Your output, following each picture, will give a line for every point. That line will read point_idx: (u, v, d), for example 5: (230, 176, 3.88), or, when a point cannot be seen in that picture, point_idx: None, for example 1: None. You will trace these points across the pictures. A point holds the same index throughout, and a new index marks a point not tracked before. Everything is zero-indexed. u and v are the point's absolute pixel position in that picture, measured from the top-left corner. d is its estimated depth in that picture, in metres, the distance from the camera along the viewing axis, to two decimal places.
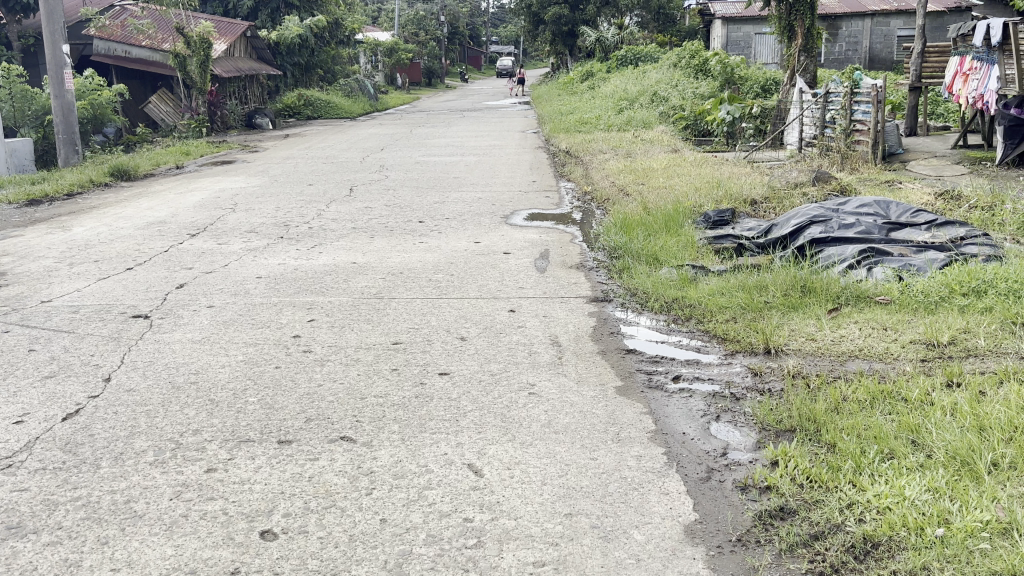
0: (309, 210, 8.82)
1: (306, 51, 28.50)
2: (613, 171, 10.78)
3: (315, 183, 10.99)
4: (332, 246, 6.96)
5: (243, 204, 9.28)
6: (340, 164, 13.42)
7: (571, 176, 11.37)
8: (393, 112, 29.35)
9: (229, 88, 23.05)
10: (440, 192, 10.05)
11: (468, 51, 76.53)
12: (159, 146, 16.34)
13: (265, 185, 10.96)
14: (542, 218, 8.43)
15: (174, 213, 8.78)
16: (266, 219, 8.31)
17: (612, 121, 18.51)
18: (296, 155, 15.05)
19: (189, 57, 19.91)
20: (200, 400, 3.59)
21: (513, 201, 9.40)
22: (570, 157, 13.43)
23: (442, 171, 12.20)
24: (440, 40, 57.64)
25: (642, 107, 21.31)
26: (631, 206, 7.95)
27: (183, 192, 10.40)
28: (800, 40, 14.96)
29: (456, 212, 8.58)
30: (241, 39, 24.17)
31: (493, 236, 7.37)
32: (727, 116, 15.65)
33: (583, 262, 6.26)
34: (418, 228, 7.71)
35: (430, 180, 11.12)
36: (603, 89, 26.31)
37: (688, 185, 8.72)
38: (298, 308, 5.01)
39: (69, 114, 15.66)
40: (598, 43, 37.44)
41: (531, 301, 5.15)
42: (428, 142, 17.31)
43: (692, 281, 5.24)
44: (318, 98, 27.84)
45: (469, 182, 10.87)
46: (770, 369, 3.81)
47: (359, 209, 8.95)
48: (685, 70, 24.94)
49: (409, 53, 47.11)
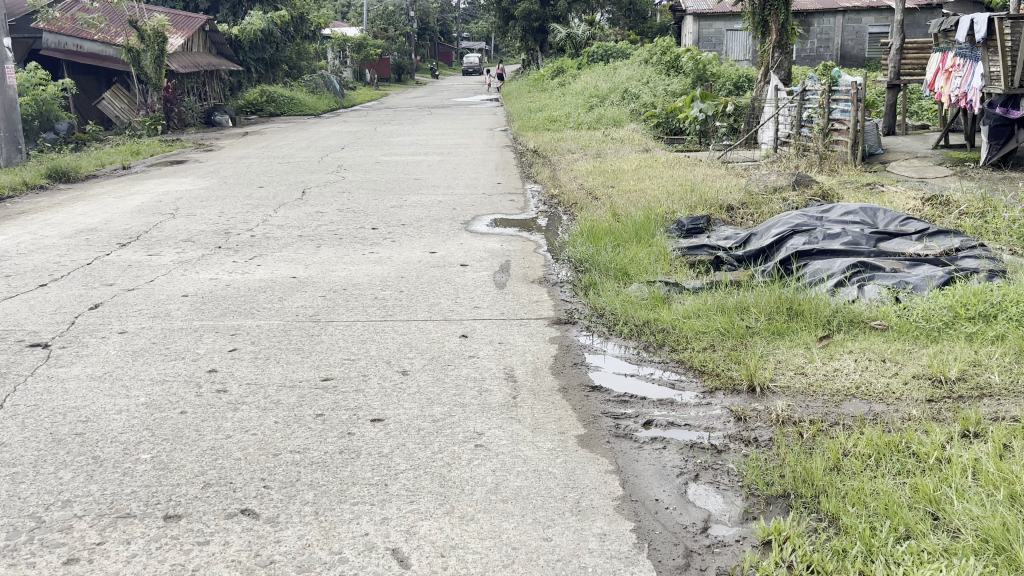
0: (255, 215, 8.19)
1: (270, 45, 27.76)
2: (582, 172, 10.27)
3: (267, 186, 10.36)
4: (273, 258, 6.36)
5: (184, 209, 8.64)
6: (296, 164, 12.78)
7: (538, 177, 10.84)
8: (359, 109, 28.67)
9: (188, 84, 22.24)
10: (398, 195, 9.47)
11: (439, 47, 75.85)
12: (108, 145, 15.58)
13: (213, 187, 10.30)
14: (505, 224, 7.90)
15: (108, 219, 8.10)
16: (207, 226, 7.69)
17: (582, 119, 18.02)
18: (252, 155, 14.36)
19: (144, 52, 19.15)
20: (81, 459, 3.00)
21: (475, 205, 8.85)
22: (538, 157, 12.91)
23: (403, 172, 11.62)
24: (409, 35, 56.90)
25: (613, 104, 20.85)
26: (600, 211, 7.44)
27: (124, 195, 9.70)
28: (774, 36, 14.54)
29: (412, 218, 8.01)
30: (199, 32, 23.34)
31: (450, 244, 6.81)
32: (700, 114, 15.20)
33: (547, 276, 5.72)
34: (371, 237, 7.14)
35: (390, 182, 10.54)
36: (574, 86, 25.84)
37: (661, 189, 8.22)
38: (221, 335, 4.42)
39: (10, 111, 14.84)
40: (569, 39, 37.03)
41: (486, 324, 4.60)
42: (392, 140, 16.69)
43: (665, 300, 4.72)
44: (281, 95, 27.06)
45: (430, 184, 10.31)
46: (756, 413, 3.30)
47: (309, 214, 8.35)
48: (657, 66, 24.53)
49: (377, 49, 46.32)
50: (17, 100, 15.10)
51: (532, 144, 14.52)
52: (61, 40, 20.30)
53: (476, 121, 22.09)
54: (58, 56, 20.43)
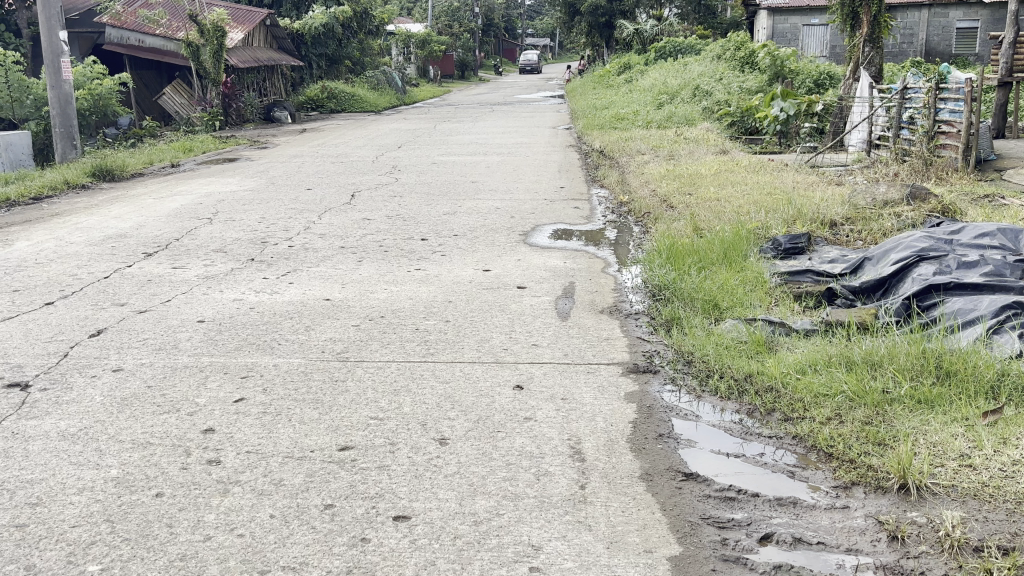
0: (297, 222, 7.52)
1: (331, 41, 27.55)
2: (655, 176, 9.38)
3: (315, 188, 9.73)
4: (308, 274, 5.65)
5: (224, 213, 8.03)
6: (349, 164, 12.15)
7: (605, 181, 9.96)
8: (421, 106, 28.16)
9: (247, 79, 21.94)
10: (453, 201, 8.72)
11: (503, 44, 75.32)
12: (162, 141, 15.24)
13: (259, 189, 9.71)
14: (570, 235, 7.07)
15: (141, 224, 7.52)
16: (244, 233, 7.05)
17: (651, 117, 17.06)
18: (305, 153, 13.81)
19: (203, 47, 18.90)
20: (10, 570, 2.27)
21: (536, 213, 8.04)
22: (605, 158, 12.02)
23: (460, 174, 10.88)
24: (474, 32, 56.41)
25: (683, 101, 19.82)
26: (678, 224, 6.57)
27: (165, 196, 9.17)
28: (865, 28, 13.26)
29: (467, 229, 7.23)
30: (260, 27, 23.02)
31: (506, 262, 6.01)
32: (781, 114, 14.07)
33: (620, 304, 4.88)
34: (420, 251, 6.39)
35: (445, 185, 9.80)
36: (642, 83, 24.83)
37: (747, 200, 7.31)
38: (230, 378, 3.69)
39: (66, 106, 14.60)
40: (636, 35, 36.00)
41: (547, 370, 3.77)
42: (451, 139, 15.98)
43: (770, 346, 3.85)
44: (342, 91, 26.67)
45: (489, 189, 9.53)
46: (917, 529, 2.41)
47: (356, 221, 7.65)
48: (730, 62, 23.37)
49: (441, 46, 45.83)
50: (72, 96, 14.85)
51: (599, 144, 13.63)
52: (123, 34, 20.17)
53: (539, 119, 21.29)
54: (120, 50, 20.30)
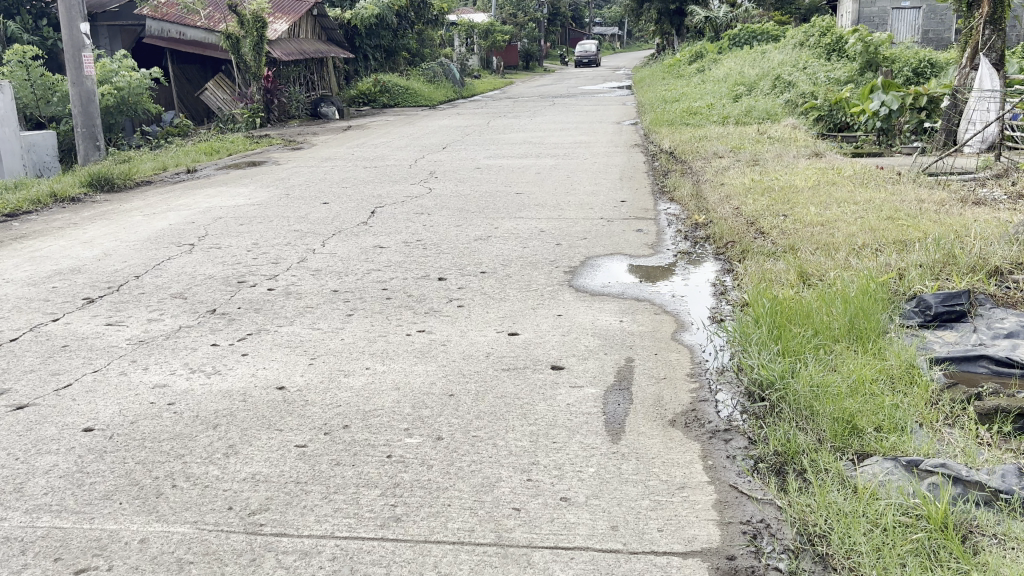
0: (291, 252, 6.15)
1: (386, 31, 26.42)
2: (737, 187, 7.74)
3: (333, 202, 8.35)
4: (273, 340, 4.22)
5: (212, 238, 6.72)
6: (382, 170, 10.77)
7: (675, 192, 8.34)
8: (478, 100, 26.79)
9: (293, 73, 20.87)
10: (489, 220, 7.24)
11: (570, 33, 73.58)
12: (190, 143, 14.14)
13: (269, 203, 8.39)
14: (630, 273, 5.51)
15: (107, 253, 6.24)
16: (222, 269, 5.70)
17: (727, 111, 15.30)
18: (339, 156, 12.49)
19: (244, 38, 17.96)
20: None
21: (588, 239, 6.49)
22: (676, 161, 10.38)
23: (505, 183, 9.40)
24: (540, 21, 54.79)
25: (762, 93, 17.96)
26: (776, 266, 4.96)
27: (156, 213, 7.90)
28: (987, 8, 10.99)
29: (502, 265, 5.73)
30: (307, 17, 21.89)
31: (541, 321, 4.49)
32: (881, 108, 12.27)
33: (701, 406, 3.32)
34: (432, 300, 4.91)
35: (485, 199, 8.33)
36: (715, 73, 22.95)
37: (863, 232, 5.65)
38: (56, 574, 2.27)
39: (89, 105, 13.62)
40: (707, 22, 34.03)
41: (577, 572, 2.24)
42: (502, 137, 14.49)
43: (970, 541, 2.22)
44: (396, 85, 25.45)
45: (536, 203, 8.02)
46: None
47: (364, 249, 6.24)
48: (814, 50, 21.32)
49: (505, 37, 44.34)
50: (96, 93, 13.88)
51: (667, 143, 11.99)
52: (164, 27, 19.26)
53: (603, 113, 19.67)
54: (161, 44, 19.39)
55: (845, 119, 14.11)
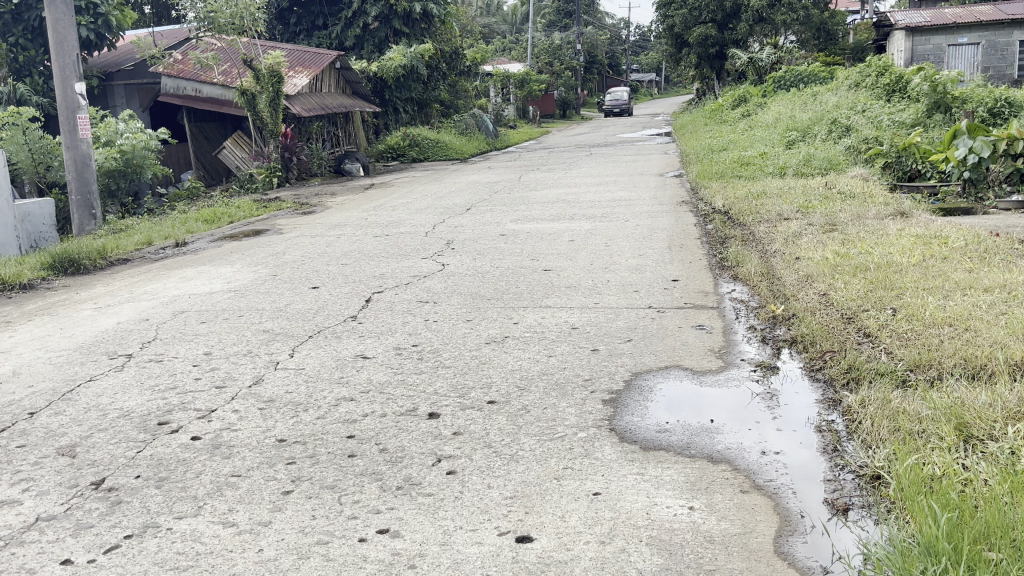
0: (246, 370, 4.76)
1: (416, 83, 25.23)
2: (819, 264, 6.21)
3: (324, 286, 6.98)
4: (155, 557, 2.74)
5: (158, 345, 5.38)
6: (393, 239, 9.43)
7: (739, 267, 6.80)
8: (513, 151, 25.66)
9: (315, 129, 19.88)
10: (506, 312, 5.79)
11: (607, 80, 72.94)
12: (193, 209, 13.04)
13: (250, 288, 7.08)
14: (694, 404, 3.95)
15: (18, 371, 4.92)
16: (147, 402, 4.29)
17: (783, 161, 13.81)
18: (350, 221, 11.23)
19: (260, 94, 17.09)
20: None
21: (634, 341, 4.98)
22: (732, 223, 8.87)
23: (531, 255, 7.96)
24: (577, 69, 53.99)
25: (818, 138, 16.46)
26: (913, 406, 3.41)
27: (110, 306, 6.62)
28: None
29: (521, 390, 4.22)
30: (329, 71, 20.91)
31: (570, 506, 2.95)
32: (968, 156, 10.66)
33: None
34: (411, 460, 3.41)
35: (507, 279, 6.89)
36: (763, 117, 21.53)
37: (1018, 340, 4.09)
38: None
39: (84, 170, 12.63)
40: (750, 64, 32.58)
41: None
42: (533, 194, 13.14)
43: None
44: (426, 137, 24.34)
45: (567, 285, 6.53)
46: None
47: (340, 363, 4.79)
48: (872, 91, 19.78)
49: (542, 85, 43.45)
50: (92, 156, 12.89)
51: (720, 201, 10.49)
52: (180, 85, 18.46)
53: (644, 163, 18.32)
54: (177, 102, 18.58)
55: (917, 166, 12.59)
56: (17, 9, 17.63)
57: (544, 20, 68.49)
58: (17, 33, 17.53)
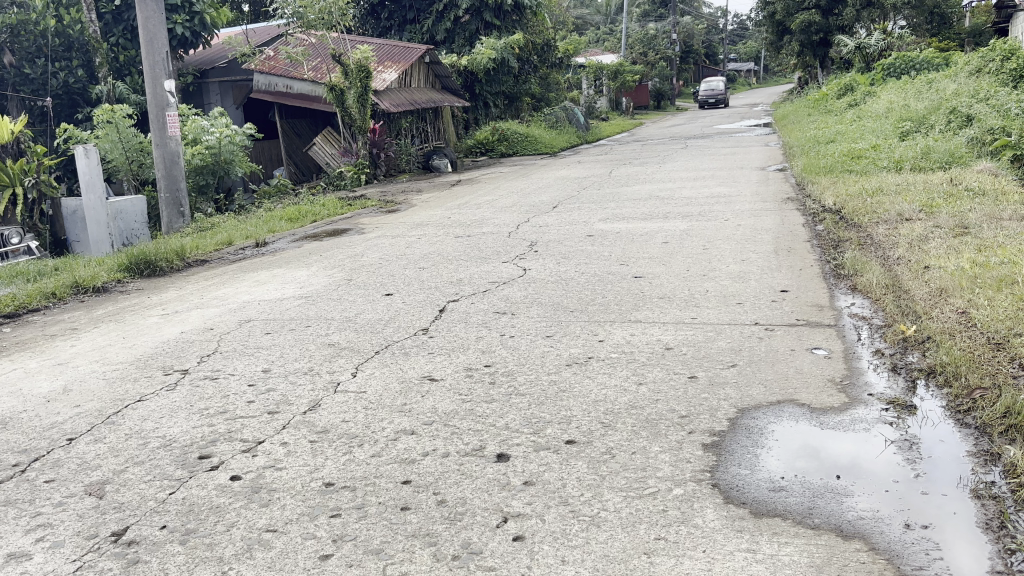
0: (302, 393, 4.33)
1: (507, 77, 24.78)
2: (954, 275, 5.39)
3: (397, 293, 6.55)
4: None
5: (217, 359, 5.03)
6: (475, 241, 8.96)
7: (858, 276, 6.02)
8: (605, 145, 24.94)
9: (403, 124, 19.66)
10: (591, 328, 5.21)
11: (703, 70, 71.01)
12: (278, 207, 12.91)
13: (322, 294, 6.71)
14: (814, 452, 3.29)
15: (70, 386, 4.64)
16: (192, 429, 3.91)
17: (899, 154, 12.72)
18: (432, 220, 10.83)
19: (348, 90, 16.96)
20: None
21: (740, 366, 4.33)
22: (845, 225, 8.04)
23: (621, 260, 7.34)
24: (672, 59, 52.59)
25: (937, 129, 15.18)
26: None
27: (178, 313, 6.35)
28: None
29: (605, 428, 3.64)
30: (417, 65, 20.66)
31: None
32: None
33: None
34: (472, 519, 2.89)
35: (594, 288, 6.29)
36: (873, 107, 20.18)
37: None
38: None
39: (173, 168, 12.64)
40: (857, 51, 30.86)
41: None
42: (624, 191, 12.47)
43: None
44: (515, 131, 23.85)
45: (659, 296, 5.90)
46: None
47: (405, 387, 4.31)
48: (997, 76, 18.20)
49: (635, 76, 42.40)
50: (181, 154, 12.89)
51: (830, 200, 9.60)
52: (272, 81, 18.51)
53: (743, 157, 17.35)
54: (268, 99, 18.65)
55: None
56: (118, 10, 17.97)
57: (638, 10, 67.13)
58: (118, 32, 17.88)
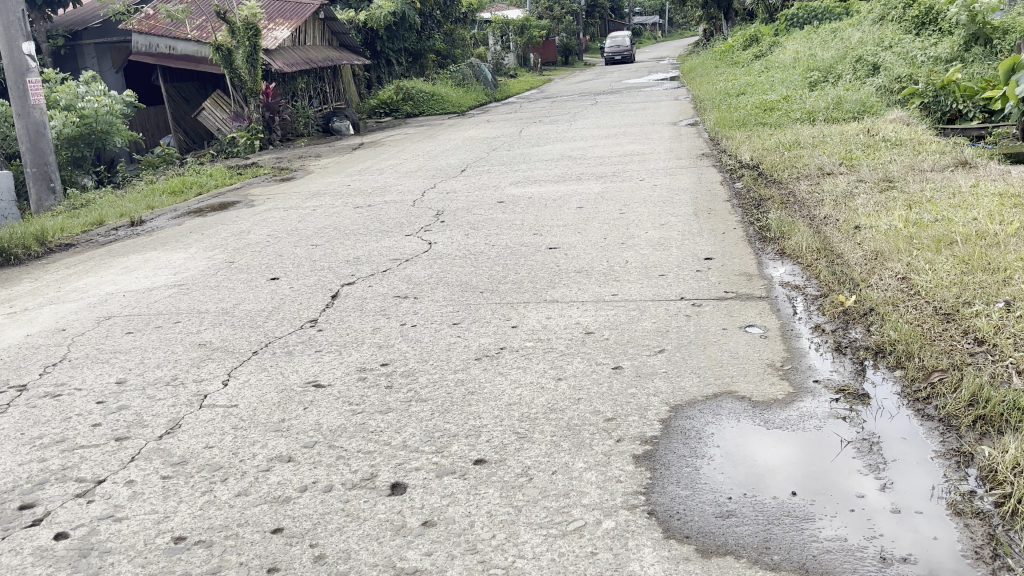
0: (161, 410, 3.64)
1: (409, 32, 23.92)
2: (888, 236, 5.04)
3: (285, 277, 5.84)
4: None
5: (64, 369, 4.28)
6: (376, 211, 8.26)
7: (785, 239, 5.62)
8: (514, 102, 24.26)
9: (299, 85, 18.54)
10: (501, 311, 4.65)
11: (609, 24, 70.66)
12: (161, 179, 11.87)
13: (200, 281, 5.95)
14: (762, 460, 2.81)
15: None
16: (18, 467, 3.20)
17: (810, 105, 12.50)
18: (331, 188, 10.04)
19: (235, 50, 15.80)
20: None
21: (670, 353, 3.82)
22: (765, 181, 7.68)
23: (533, 229, 6.79)
24: (578, 14, 51.96)
25: (844, 78, 15.05)
26: None
27: (27, 310, 5.51)
28: None
29: (520, 440, 3.08)
30: (311, 21, 19.43)
31: None
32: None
33: None
34: None
35: (504, 263, 5.72)
36: (780, 58, 20.06)
37: None
38: None
39: (40, 141, 11.44)
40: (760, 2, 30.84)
41: None
42: (535, 151, 11.90)
43: None
44: (420, 90, 22.91)
45: (576, 270, 5.38)
46: None
47: (284, 398, 3.66)
48: (900, 24, 18.22)
49: (542, 31, 41.64)
50: (48, 124, 11.66)
51: (746, 155, 9.25)
52: (152, 42, 17.10)
53: (654, 111, 16.97)
54: (150, 61, 17.26)
55: (957, 106, 11.30)
56: None
57: None
58: None
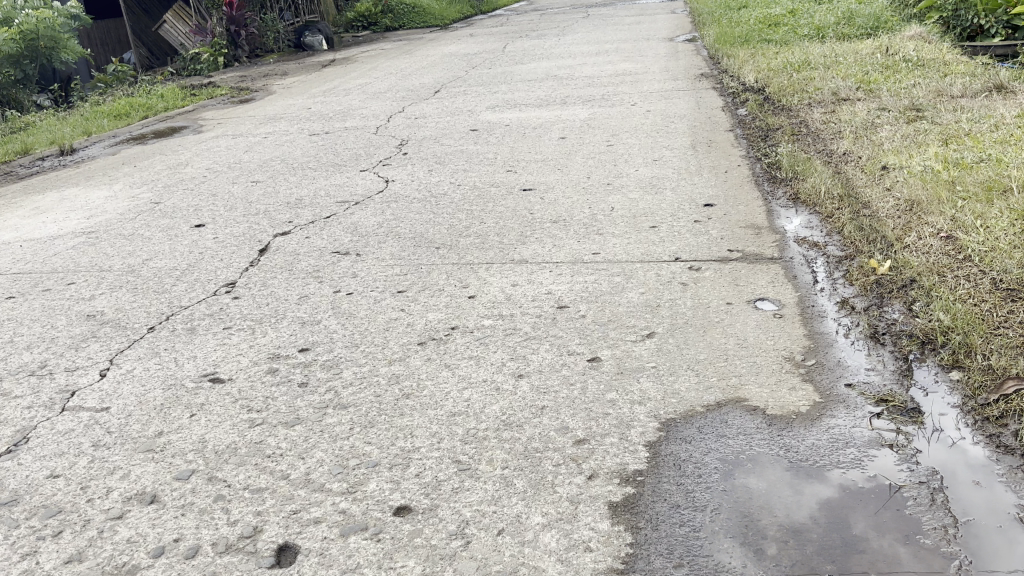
0: (10, 414, 2.85)
1: None
2: (925, 180, 4.21)
3: (212, 223, 5.00)
4: None
5: None
6: (334, 139, 7.36)
7: (799, 180, 4.77)
8: (501, 15, 22.87)
9: None
10: (458, 274, 3.85)
11: None
12: (108, 100, 10.83)
13: (115, 226, 5.10)
14: (786, 516, 2.04)
15: None
16: None
17: (817, 19, 11.44)
18: (290, 112, 9.09)
19: None
20: None
21: (661, 341, 3.02)
22: (772, 108, 6.77)
23: (507, 164, 5.92)
24: None
25: None
26: None
27: None
28: None
29: (459, 476, 2.30)
30: None
31: None
32: None
33: None
34: None
35: (469, 210, 4.89)
36: None
37: None
38: None
39: None
40: None
41: None
42: (518, 70, 10.89)
43: None
44: (400, 3, 21.49)
45: (552, 221, 4.55)
46: None
47: (170, 401, 2.87)
48: None
49: None
50: None
51: (750, 76, 8.29)
52: None
53: (648, 26, 15.81)
54: None
55: (978, 22, 10.18)
56: None
57: None
58: None
